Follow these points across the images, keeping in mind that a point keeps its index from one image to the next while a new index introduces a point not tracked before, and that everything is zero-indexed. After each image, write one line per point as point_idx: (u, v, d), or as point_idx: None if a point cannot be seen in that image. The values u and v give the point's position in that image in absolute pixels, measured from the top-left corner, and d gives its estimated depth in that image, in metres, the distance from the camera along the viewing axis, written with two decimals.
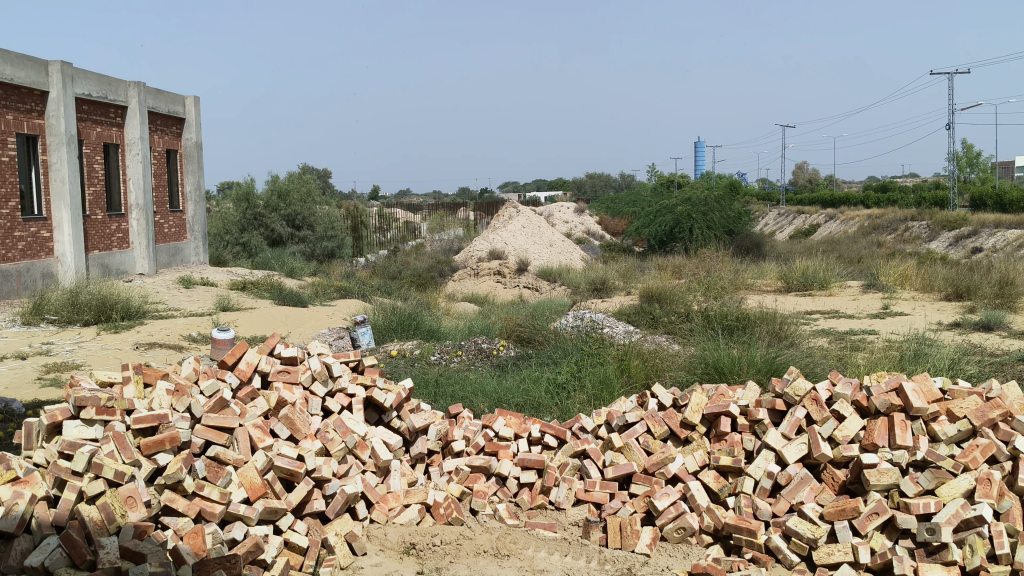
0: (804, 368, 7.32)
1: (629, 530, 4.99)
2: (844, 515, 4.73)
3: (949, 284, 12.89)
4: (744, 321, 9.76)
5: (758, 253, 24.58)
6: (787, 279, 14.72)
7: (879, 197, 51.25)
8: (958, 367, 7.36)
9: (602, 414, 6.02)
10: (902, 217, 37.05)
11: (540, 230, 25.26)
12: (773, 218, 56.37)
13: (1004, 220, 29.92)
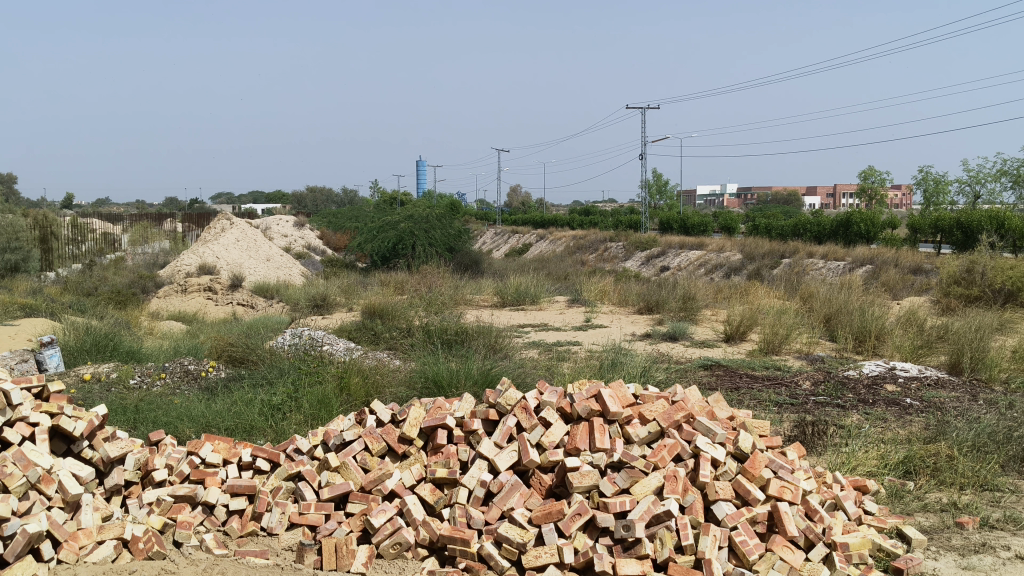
0: (516, 379, 7.62)
1: (344, 551, 4.89)
2: (550, 517, 4.96)
3: (642, 299, 14.07)
4: (461, 335, 10.01)
5: (476, 270, 25.42)
6: (501, 295, 15.31)
7: (584, 220, 55.09)
8: (650, 374, 8.04)
9: (318, 434, 5.88)
10: (602, 238, 40.05)
11: (257, 244, 24.37)
12: (489, 237, 58.56)
13: (687, 241, 33.25)
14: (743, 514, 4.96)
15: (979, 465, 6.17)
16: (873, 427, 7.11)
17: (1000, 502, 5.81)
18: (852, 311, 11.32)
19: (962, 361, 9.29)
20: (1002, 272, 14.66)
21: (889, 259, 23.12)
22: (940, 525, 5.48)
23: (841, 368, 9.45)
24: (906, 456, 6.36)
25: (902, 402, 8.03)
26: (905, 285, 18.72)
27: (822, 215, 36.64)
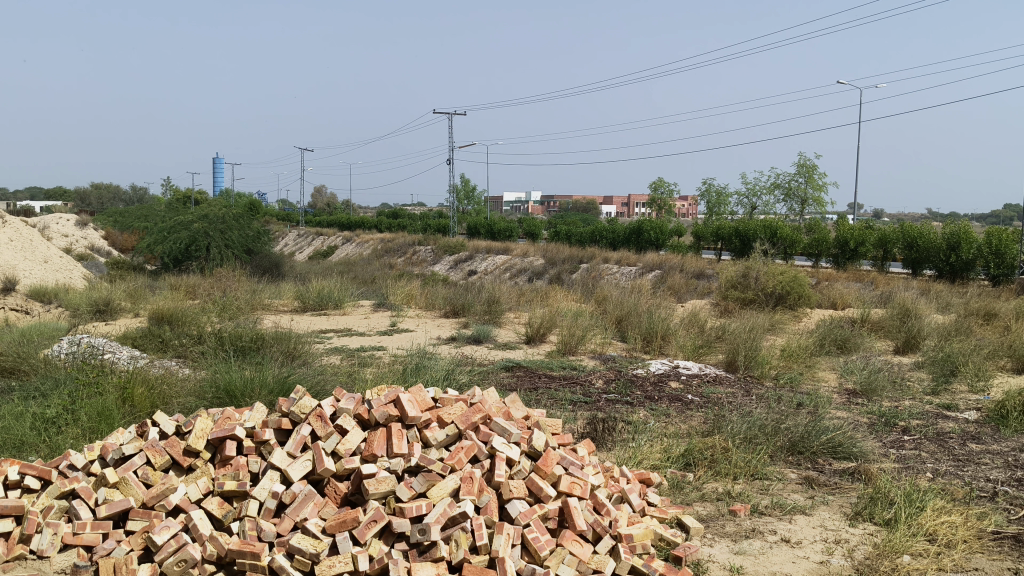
0: (314, 387, 7.48)
1: (125, 570, 4.69)
2: (344, 526, 4.87)
3: (446, 304, 14.18)
4: (257, 343, 9.70)
5: (276, 273, 24.76)
6: (302, 299, 14.96)
7: (391, 223, 54.98)
8: (450, 377, 8.12)
9: (95, 448, 5.52)
10: (410, 242, 40.11)
11: (32, 245, 22.52)
12: (293, 238, 57.16)
13: (492, 247, 33.90)
14: (535, 511, 5.08)
15: (750, 456, 6.67)
16: (658, 423, 7.52)
17: (768, 489, 6.30)
18: (641, 313, 11.94)
19: (738, 359, 10.02)
20: (773, 277, 15.97)
21: (677, 265, 24.57)
22: (716, 513, 5.86)
23: (631, 367, 9.93)
24: (687, 449, 6.78)
25: (685, 399, 8.54)
26: (690, 288, 19.96)
27: (619, 222, 38.45)
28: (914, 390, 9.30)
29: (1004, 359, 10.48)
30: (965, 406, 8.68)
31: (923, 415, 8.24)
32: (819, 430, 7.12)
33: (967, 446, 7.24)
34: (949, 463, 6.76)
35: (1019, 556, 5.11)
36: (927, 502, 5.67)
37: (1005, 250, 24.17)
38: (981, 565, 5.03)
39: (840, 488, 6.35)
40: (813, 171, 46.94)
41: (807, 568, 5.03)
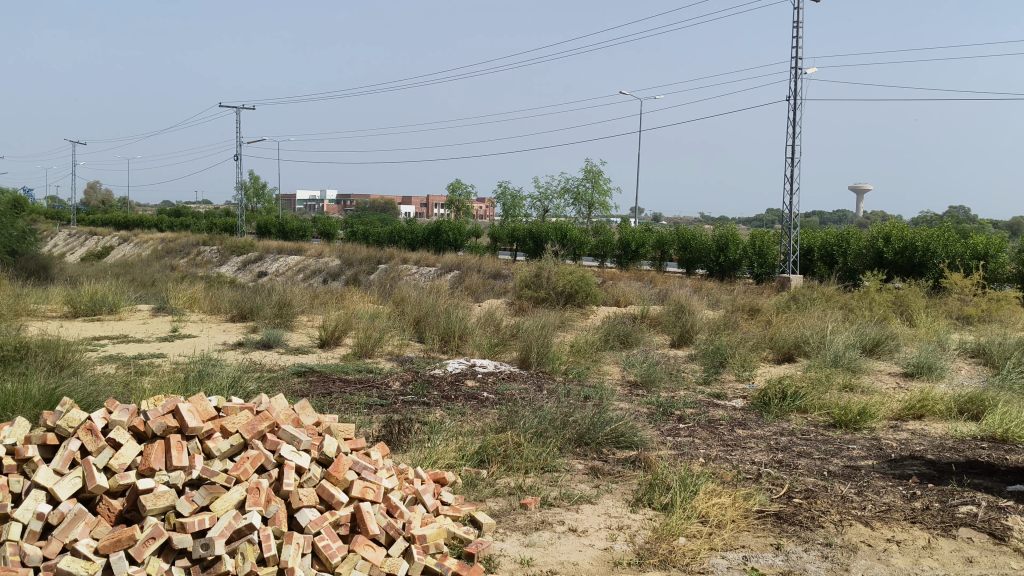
0: (86, 399, 6.98)
1: None
2: (119, 545, 4.56)
3: (234, 307, 13.66)
4: (20, 353, 8.92)
5: (43, 276, 22.88)
6: (72, 304, 13.90)
7: (176, 222, 52.23)
8: (237, 385, 7.83)
9: None
10: (196, 242, 38.28)
11: None
12: (63, 237, 52.99)
13: (285, 248, 33.04)
14: (326, 519, 5.00)
15: (541, 450, 6.89)
16: (452, 422, 7.61)
17: (557, 481, 6.53)
18: (438, 314, 12.03)
19: (530, 356, 10.32)
20: (562, 277, 16.59)
21: (473, 266, 24.98)
22: (508, 508, 6.01)
23: (427, 367, 9.99)
24: (480, 446, 6.90)
25: (479, 397, 8.69)
26: (485, 288, 20.32)
27: (416, 223, 38.54)
28: (689, 381, 9.95)
29: (766, 350, 11.43)
30: (734, 395, 9.40)
31: (696, 404, 8.83)
32: (604, 422, 7.46)
33: (734, 432, 7.84)
34: (719, 448, 7.28)
35: (779, 531, 5.58)
36: (700, 486, 6.07)
37: (767, 252, 26.40)
38: (748, 542, 5.45)
39: (624, 476, 6.68)
40: (599, 176, 49.14)
41: (592, 556, 5.25)
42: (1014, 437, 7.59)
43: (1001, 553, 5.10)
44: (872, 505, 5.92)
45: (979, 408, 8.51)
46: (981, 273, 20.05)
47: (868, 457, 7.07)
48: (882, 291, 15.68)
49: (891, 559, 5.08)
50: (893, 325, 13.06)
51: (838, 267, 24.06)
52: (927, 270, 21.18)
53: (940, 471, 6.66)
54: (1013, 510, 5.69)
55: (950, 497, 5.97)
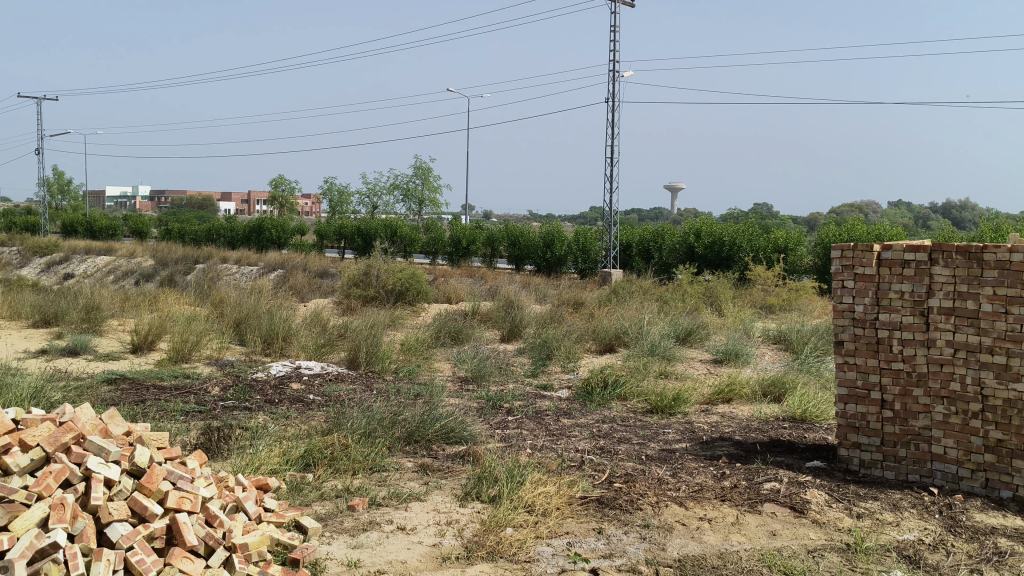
0: None
1: None
2: None
3: (35, 312, 12.69)
4: None
5: None
6: None
7: None
8: (40, 396, 7.28)
9: None
10: None
11: None
12: None
13: (93, 249, 31.01)
14: (139, 532, 4.74)
15: (369, 450, 6.82)
16: (276, 426, 7.41)
17: (385, 480, 6.50)
18: (261, 315, 11.66)
19: (358, 356, 10.19)
20: (392, 275, 16.51)
21: (298, 264, 24.37)
22: (335, 510, 5.92)
23: (249, 370, 9.66)
24: (306, 450, 6.75)
25: (305, 399, 8.50)
26: (311, 287, 19.90)
27: (237, 221, 37.17)
28: (517, 374, 10.14)
29: (589, 341, 11.80)
30: (560, 386, 9.66)
31: (524, 396, 9.01)
32: (432, 419, 7.48)
33: (560, 422, 8.06)
34: (545, 438, 7.47)
35: (601, 516, 5.78)
36: (526, 476, 6.19)
37: (590, 247, 27.30)
38: (572, 528, 5.62)
39: (453, 472, 6.73)
40: (428, 173, 49.12)
41: (420, 553, 5.26)
42: (811, 416, 8.21)
43: (801, 525, 5.50)
44: (686, 486, 6.25)
45: (781, 390, 9.15)
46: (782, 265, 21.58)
47: (683, 441, 7.45)
48: (694, 284, 16.57)
49: (704, 536, 5.38)
50: (704, 315, 13.83)
51: (654, 262, 25.21)
52: (734, 263, 22.61)
53: (746, 450, 7.11)
54: (810, 484, 6.15)
55: (756, 475, 6.39)
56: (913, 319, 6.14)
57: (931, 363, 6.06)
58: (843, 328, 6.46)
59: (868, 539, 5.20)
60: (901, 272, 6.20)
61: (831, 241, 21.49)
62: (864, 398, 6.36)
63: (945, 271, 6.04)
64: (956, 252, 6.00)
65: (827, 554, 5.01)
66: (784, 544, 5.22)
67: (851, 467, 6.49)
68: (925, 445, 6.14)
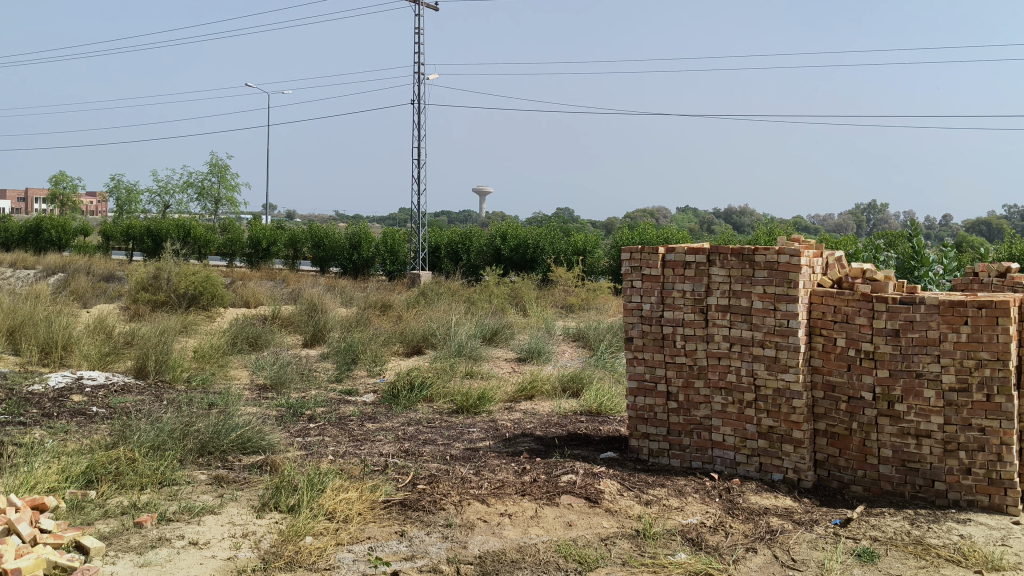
0: None
1: None
2: None
3: None
4: None
5: None
6: None
7: None
8: None
9: None
10: None
11: None
12: None
13: None
14: None
15: (158, 464, 6.48)
16: (54, 441, 6.89)
17: (176, 494, 6.19)
18: (36, 322, 10.79)
19: (148, 365, 9.65)
20: (185, 278, 15.73)
21: (82, 268, 22.74)
22: (120, 528, 5.57)
23: (25, 382, 8.92)
24: (87, 466, 6.31)
25: (88, 412, 7.96)
26: (96, 292, 18.60)
27: (10, 220, 34.15)
28: (320, 380, 9.94)
29: (395, 344, 11.75)
30: (364, 390, 9.58)
31: (327, 402, 8.86)
32: (228, 429, 7.21)
33: (364, 426, 7.98)
34: (348, 444, 7.38)
35: (403, 518, 5.78)
36: (326, 483, 6.09)
37: (398, 249, 27.33)
38: (373, 533, 5.58)
39: (250, 482, 6.52)
40: (225, 171, 47.22)
41: (213, 567, 5.05)
42: (606, 410, 8.62)
43: (594, 514, 5.73)
44: (488, 483, 6.35)
45: (579, 385, 9.53)
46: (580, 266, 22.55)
47: (486, 439, 7.59)
48: (499, 284, 16.90)
49: (504, 531, 5.50)
50: (509, 315, 14.15)
51: (461, 263, 25.47)
52: (538, 265, 23.27)
53: (546, 445, 7.35)
54: (604, 474, 6.43)
55: (554, 468, 6.60)
56: (694, 316, 6.56)
57: (710, 356, 6.49)
58: (632, 325, 6.83)
59: (656, 524, 5.50)
60: (683, 273, 6.60)
61: (626, 244, 22.59)
62: (652, 390, 6.75)
63: (721, 271, 6.45)
64: (731, 253, 6.39)
65: (619, 542, 5.26)
66: (580, 534, 5.43)
67: (642, 456, 6.87)
68: (706, 433, 6.58)
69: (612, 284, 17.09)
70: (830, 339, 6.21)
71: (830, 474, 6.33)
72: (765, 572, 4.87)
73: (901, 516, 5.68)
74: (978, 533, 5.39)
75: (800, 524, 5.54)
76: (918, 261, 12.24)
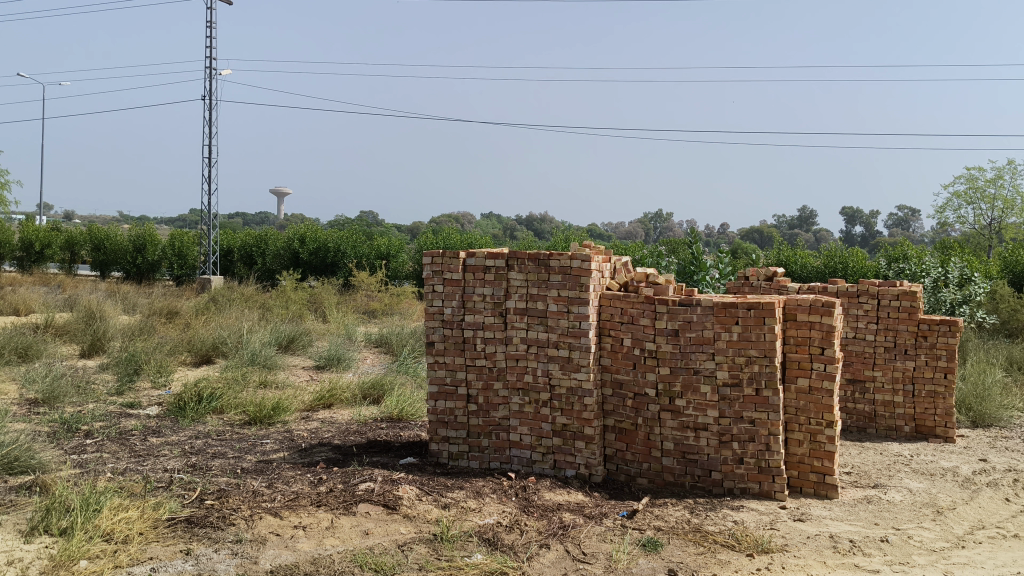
0: None
1: None
2: None
3: None
4: None
5: None
6: None
7: None
8: None
9: None
10: None
11: None
12: None
13: None
14: None
15: None
16: None
17: None
18: None
19: None
20: None
21: None
22: None
23: None
24: None
25: None
26: None
27: None
28: (98, 393, 9.26)
29: (183, 353, 11.15)
30: (147, 403, 9.03)
31: (106, 416, 8.27)
32: None
33: (147, 441, 7.52)
34: (129, 461, 6.92)
35: (189, 536, 5.49)
36: (104, 503, 5.66)
37: (186, 253, 26.18)
38: (155, 553, 5.25)
39: (16, 506, 5.97)
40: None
41: None
42: (407, 416, 8.61)
43: (392, 521, 5.68)
44: (281, 495, 6.15)
45: (379, 392, 9.44)
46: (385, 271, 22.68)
47: (280, 450, 7.36)
48: (297, 289, 16.47)
49: (298, 544, 5.34)
50: (306, 321, 13.78)
51: (257, 267, 24.50)
52: (339, 270, 22.96)
53: (344, 454, 7.21)
54: (403, 480, 6.38)
55: (352, 477, 6.48)
56: (493, 319, 6.65)
57: (508, 358, 6.61)
58: (433, 329, 6.80)
59: (453, 527, 5.52)
60: (482, 277, 6.66)
61: (429, 248, 22.70)
62: (452, 394, 6.77)
63: (519, 275, 6.56)
64: (528, 258, 6.51)
65: (416, 547, 5.24)
66: (377, 542, 5.36)
67: (441, 460, 6.87)
68: (504, 434, 6.69)
69: (415, 289, 17.13)
70: (618, 340, 6.49)
71: (618, 468, 6.61)
72: (557, 567, 5.00)
73: (682, 506, 6.01)
74: (750, 518, 5.79)
75: (591, 518, 5.74)
76: (697, 266, 13.02)
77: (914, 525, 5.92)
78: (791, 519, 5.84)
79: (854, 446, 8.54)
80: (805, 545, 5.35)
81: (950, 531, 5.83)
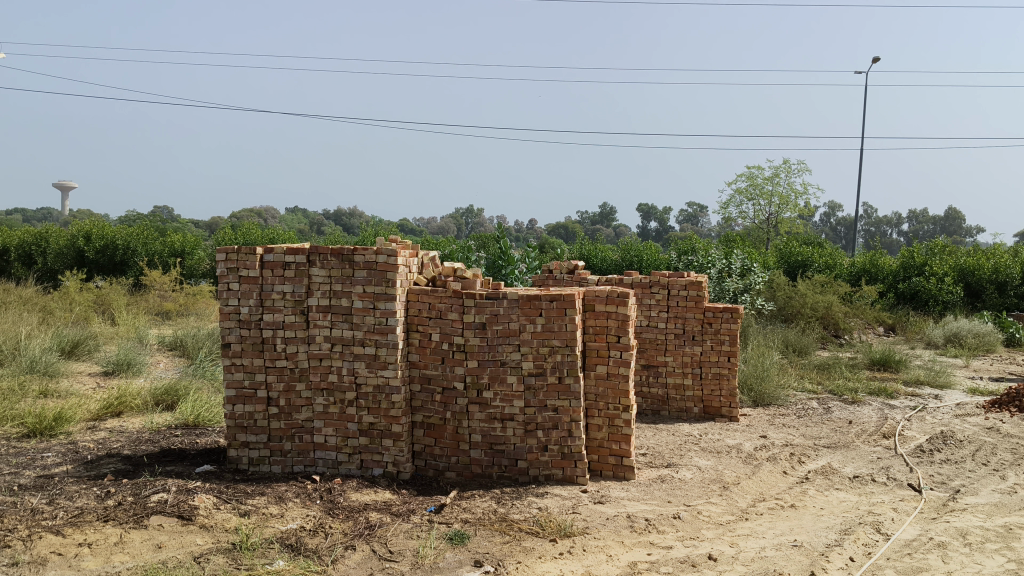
0: None
1: None
2: None
3: None
4: None
5: None
6: None
7: None
8: None
9: None
10: None
11: None
12: None
13: None
14: None
15: None
16: None
17: None
18: None
19: None
20: None
21: None
22: None
23: None
24: None
25: None
26: None
27: None
28: None
29: None
30: None
31: None
32: None
33: None
34: None
35: None
36: None
37: None
38: None
39: None
40: None
41: None
42: (203, 422, 8.29)
43: (187, 533, 5.42)
44: (63, 512, 5.73)
45: (173, 398, 9.03)
46: (179, 270, 22.02)
47: (63, 463, 6.87)
48: (81, 289, 15.49)
49: (82, 563, 5.00)
50: (93, 324, 12.95)
51: (36, 267, 22.65)
52: (129, 268, 21.85)
53: (133, 464, 6.82)
54: (199, 489, 6.10)
55: (143, 488, 6.13)
56: (294, 318, 6.47)
57: (310, 358, 6.46)
58: (230, 330, 6.53)
59: (254, 534, 5.34)
60: (282, 274, 6.46)
61: (225, 244, 22.25)
62: (251, 397, 6.53)
63: (321, 271, 6.42)
64: (331, 254, 6.39)
65: (213, 557, 5.03)
66: (170, 555, 5.10)
67: (241, 466, 6.62)
68: (307, 436, 6.54)
69: (212, 289, 16.56)
70: (426, 335, 6.49)
71: (426, 464, 6.61)
72: (362, 568, 4.94)
73: (489, 497, 6.10)
74: (553, 504, 5.95)
75: (398, 516, 5.72)
76: (505, 261, 13.28)
77: (703, 501, 6.29)
78: (592, 502, 6.05)
79: (649, 428, 8.96)
80: (605, 527, 5.57)
81: (735, 505, 6.23)
